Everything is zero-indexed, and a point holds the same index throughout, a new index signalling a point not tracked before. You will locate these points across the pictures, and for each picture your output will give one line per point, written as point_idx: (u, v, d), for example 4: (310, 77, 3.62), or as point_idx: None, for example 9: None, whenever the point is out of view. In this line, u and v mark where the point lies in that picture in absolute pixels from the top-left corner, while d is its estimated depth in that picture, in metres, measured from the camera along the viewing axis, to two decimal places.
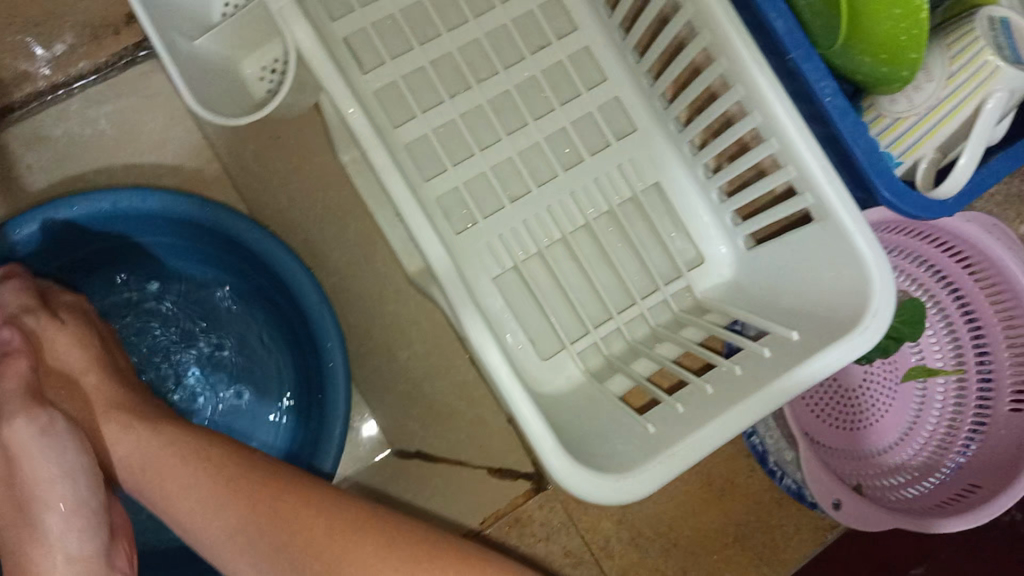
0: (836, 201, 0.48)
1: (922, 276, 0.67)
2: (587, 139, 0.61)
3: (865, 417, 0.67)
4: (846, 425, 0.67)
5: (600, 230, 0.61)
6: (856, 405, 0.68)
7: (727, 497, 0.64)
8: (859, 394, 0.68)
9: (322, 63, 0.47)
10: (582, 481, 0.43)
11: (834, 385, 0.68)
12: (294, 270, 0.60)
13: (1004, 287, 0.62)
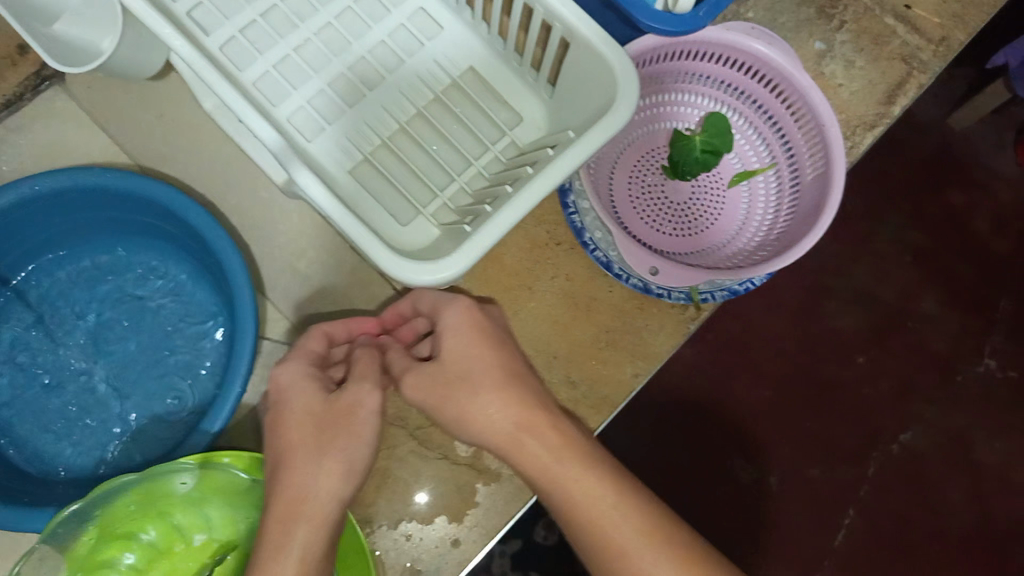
0: (578, 22, 0.60)
1: (719, 93, 0.77)
2: (404, 44, 0.74)
3: (703, 220, 0.78)
4: (688, 231, 0.77)
5: (430, 113, 0.73)
6: (694, 213, 0.78)
7: (589, 310, 0.75)
8: (694, 204, 0.78)
9: (151, 13, 0.60)
10: (411, 272, 0.56)
11: (671, 203, 0.78)
12: (185, 205, 0.72)
13: (777, 76, 0.72)
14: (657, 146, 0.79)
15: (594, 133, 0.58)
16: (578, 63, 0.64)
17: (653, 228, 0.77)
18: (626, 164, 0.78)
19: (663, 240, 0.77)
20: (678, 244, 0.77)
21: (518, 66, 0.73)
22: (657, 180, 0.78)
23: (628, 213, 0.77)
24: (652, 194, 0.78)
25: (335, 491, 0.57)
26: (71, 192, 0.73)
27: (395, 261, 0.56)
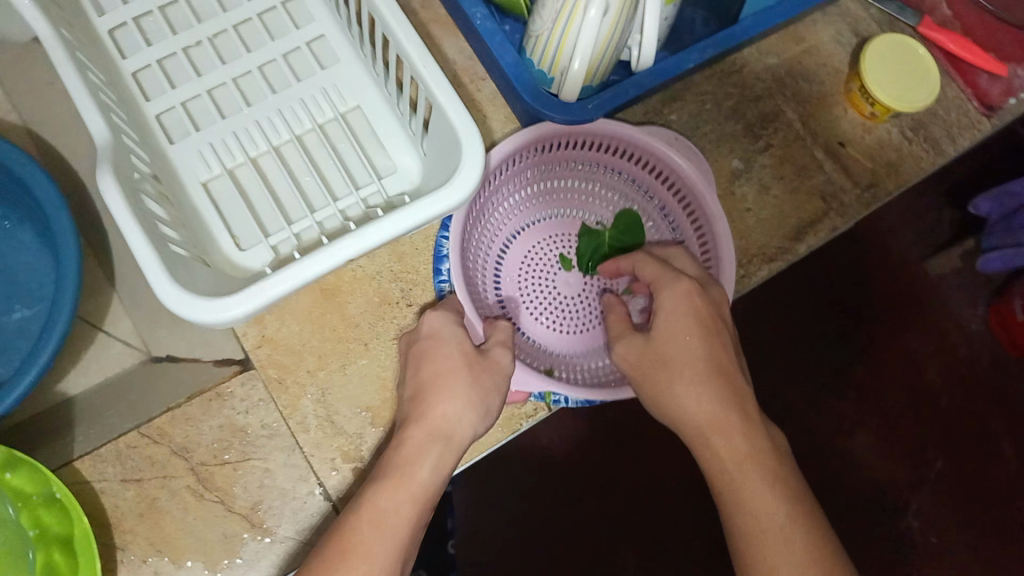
0: (435, 84, 0.57)
1: (632, 193, 0.80)
2: (299, 69, 0.71)
3: (586, 321, 0.79)
4: (569, 329, 0.78)
5: (305, 143, 0.70)
6: (578, 311, 0.79)
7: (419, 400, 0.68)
8: (580, 302, 0.79)
9: None
10: (187, 304, 0.52)
11: (557, 296, 0.79)
12: (32, 173, 0.67)
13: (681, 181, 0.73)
14: (557, 235, 0.81)
15: (421, 200, 0.54)
16: (439, 125, 0.60)
17: (534, 316, 0.78)
18: (522, 245, 0.80)
19: (542, 331, 0.78)
20: (559, 339, 0.78)
21: (403, 115, 0.70)
22: (549, 268, 0.80)
23: (512, 296, 0.78)
24: (540, 282, 0.79)
25: (452, 418, 0.62)
26: None
27: (170, 287, 0.51)
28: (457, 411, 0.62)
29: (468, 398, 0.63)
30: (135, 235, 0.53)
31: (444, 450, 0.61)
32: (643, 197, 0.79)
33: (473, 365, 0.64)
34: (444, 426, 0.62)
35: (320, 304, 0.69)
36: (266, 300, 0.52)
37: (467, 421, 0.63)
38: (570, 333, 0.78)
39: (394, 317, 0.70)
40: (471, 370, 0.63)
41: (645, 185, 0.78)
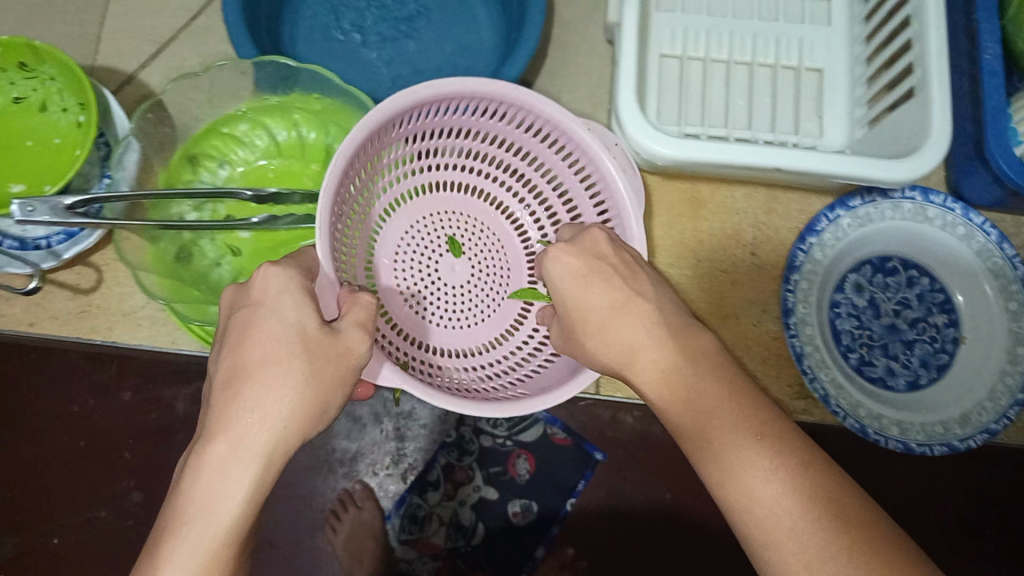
0: (935, 78, 0.59)
1: (475, 142, 0.70)
2: (790, 10, 0.73)
3: (462, 312, 0.73)
4: (441, 321, 0.72)
5: (756, 70, 0.72)
6: (455, 301, 0.73)
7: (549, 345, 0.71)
8: (452, 294, 0.73)
9: None
10: (633, 127, 0.59)
11: (441, 283, 0.73)
12: None
13: (542, 122, 0.65)
14: (440, 208, 0.73)
15: (869, 159, 0.58)
16: (903, 117, 0.62)
17: (403, 304, 0.72)
18: (406, 214, 0.72)
19: (422, 330, 0.72)
20: (437, 338, 0.72)
21: (859, 96, 0.71)
22: (433, 247, 0.73)
23: (392, 293, 0.72)
24: (420, 268, 0.73)
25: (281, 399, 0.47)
26: None
27: (631, 108, 0.59)
28: (280, 412, 0.47)
29: (308, 389, 0.48)
30: (626, 50, 0.61)
31: (280, 448, 0.47)
32: (493, 145, 0.71)
33: (320, 349, 0.49)
34: (266, 421, 0.46)
35: (689, 207, 0.73)
36: (695, 156, 0.59)
37: (312, 418, 0.48)
38: (440, 325, 0.72)
39: (735, 255, 0.73)
40: (314, 357, 0.49)
41: (527, 150, 0.70)
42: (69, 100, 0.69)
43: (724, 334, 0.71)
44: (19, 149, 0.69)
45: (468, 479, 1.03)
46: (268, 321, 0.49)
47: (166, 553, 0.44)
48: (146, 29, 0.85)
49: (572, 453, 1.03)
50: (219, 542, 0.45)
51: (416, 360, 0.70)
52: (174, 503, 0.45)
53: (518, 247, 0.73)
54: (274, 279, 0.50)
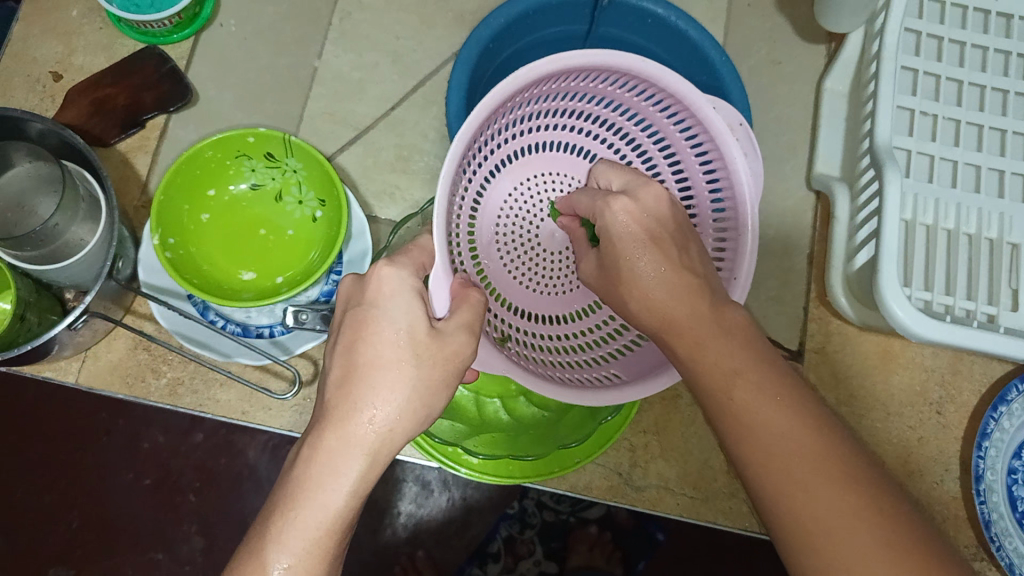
0: None
1: (600, 110, 0.66)
2: (988, 185, 0.78)
3: (559, 277, 0.68)
4: (535, 285, 0.67)
5: (956, 238, 0.76)
6: (553, 268, 0.68)
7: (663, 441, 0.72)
8: (550, 260, 0.68)
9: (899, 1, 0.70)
10: (892, 297, 0.61)
11: (540, 247, 0.68)
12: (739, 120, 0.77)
13: (676, 103, 0.59)
14: (542, 169, 0.68)
15: None
16: None
17: (500, 265, 0.67)
18: (509, 177, 0.68)
19: (518, 294, 0.67)
20: (534, 303, 0.67)
21: None
22: (532, 209, 0.68)
23: (496, 273, 0.67)
24: (521, 227, 0.68)
25: (393, 399, 0.44)
26: (688, 41, 0.79)
27: (892, 281, 0.61)
28: (389, 414, 0.44)
29: (416, 397, 0.45)
30: (887, 219, 0.63)
31: (385, 449, 0.44)
32: (614, 114, 0.66)
33: (429, 357, 0.45)
34: (375, 422, 0.44)
35: (880, 360, 0.76)
36: (947, 338, 0.61)
37: (416, 420, 0.45)
38: (538, 290, 0.67)
39: (921, 413, 0.75)
40: (423, 363, 0.45)
41: (653, 125, 0.64)
42: (306, 196, 0.71)
43: (911, 488, 0.73)
44: (250, 235, 0.71)
45: (530, 552, 0.95)
46: (381, 328, 0.45)
47: (264, 550, 0.42)
48: (347, 114, 0.81)
49: (633, 535, 0.93)
50: (314, 540, 0.42)
51: (514, 329, 0.65)
52: (275, 500, 0.43)
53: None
54: (375, 279, 0.47)
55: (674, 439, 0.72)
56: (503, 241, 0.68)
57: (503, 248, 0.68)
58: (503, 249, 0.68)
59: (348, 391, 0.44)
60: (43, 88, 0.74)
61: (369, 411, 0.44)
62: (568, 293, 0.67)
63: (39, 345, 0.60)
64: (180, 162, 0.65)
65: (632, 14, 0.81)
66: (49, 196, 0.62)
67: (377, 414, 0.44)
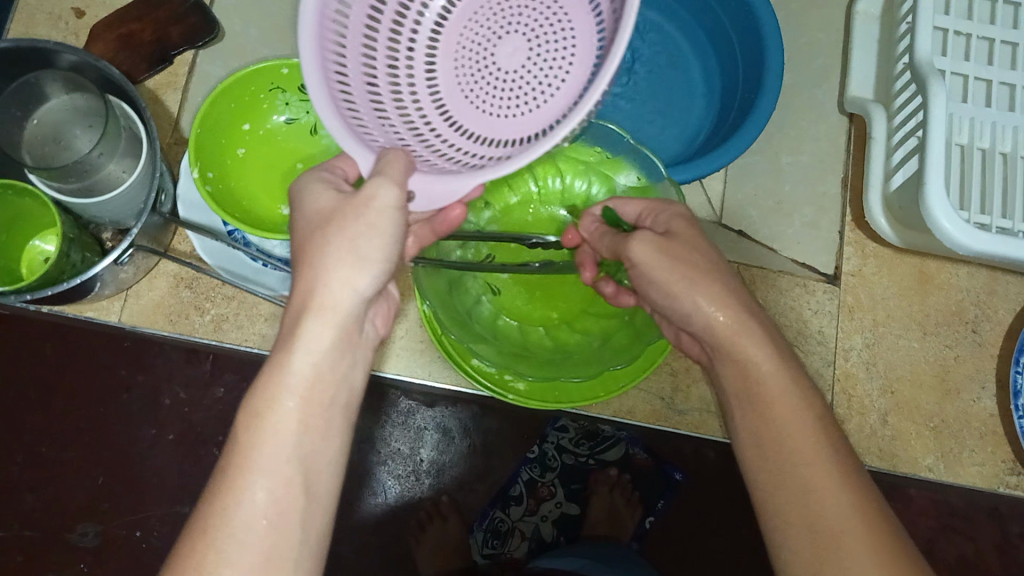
0: None
1: None
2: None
3: (529, 93, 0.53)
4: (504, 112, 0.54)
5: (993, 158, 0.75)
6: (513, 88, 0.54)
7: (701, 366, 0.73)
8: (509, 78, 0.54)
9: None
10: (937, 209, 0.61)
11: (498, 73, 0.54)
12: (771, 50, 0.77)
13: None
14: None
15: None
16: None
17: (466, 104, 0.54)
18: (456, 19, 0.55)
19: (483, 125, 0.54)
20: (502, 130, 0.54)
21: None
22: (488, 33, 0.55)
23: (466, 116, 0.54)
24: (473, 64, 0.55)
25: (340, 266, 0.47)
26: None
27: (938, 194, 0.61)
28: (340, 279, 0.47)
29: (354, 257, 0.47)
30: (931, 134, 0.63)
31: (347, 306, 0.47)
32: None
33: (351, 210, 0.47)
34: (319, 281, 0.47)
35: (916, 281, 0.76)
36: (994, 250, 0.61)
37: (350, 270, 0.47)
38: (509, 117, 0.54)
39: (958, 331, 0.76)
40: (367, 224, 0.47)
41: None
42: None
43: (946, 406, 0.74)
44: (288, 169, 0.71)
45: (550, 494, 0.96)
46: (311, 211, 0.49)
47: (260, 430, 0.44)
48: None
49: (653, 476, 0.93)
50: (307, 406, 0.46)
51: (484, 159, 0.52)
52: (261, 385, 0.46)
53: (587, 31, 0.52)
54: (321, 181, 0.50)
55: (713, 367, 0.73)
56: (462, 83, 0.55)
57: (464, 86, 0.54)
58: (465, 90, 0.55)
59: (314, 270, 0.47)
60: (66, 25, 0.73)
61: (315, 270, 0.47)
62: (540, 108, 0.53)
63: (85, 280, 0.60)
64: (217, 94, 0.65)
65: None
66: (87, 131, 0.62)
67: (319, 273, 0.47)
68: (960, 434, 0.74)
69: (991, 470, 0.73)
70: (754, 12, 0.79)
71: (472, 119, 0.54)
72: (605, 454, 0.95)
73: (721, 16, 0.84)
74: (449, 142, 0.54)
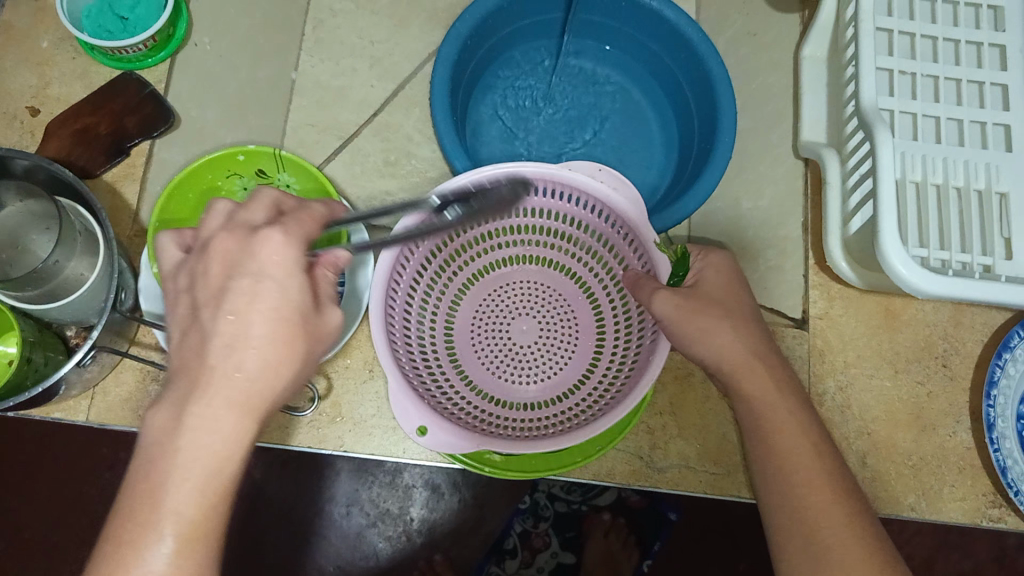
0: None
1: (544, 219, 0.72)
2: (971, 137, 0.79)
3: (533, 366, 0.72)
4: (513, 377, 0.72)
5: (947, 191, 0.77)
6: (526, 359, 0.72)
7: (675, 420, 0.72)
8: (526, 351, 0.72)
9: None
10: (892, 254, 0.62)
11: (513, 347, 0.72)
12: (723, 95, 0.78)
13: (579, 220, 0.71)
14: (513, 284, 0.74)
15: None
16: None
17: (476, 361, 0.72)
18: (480, 291, 0.73)
19: (499, 388, 0.71)
20: (498, 390, 0.71)
21: None
22: (503, 316, 0.73)
23: (478, 376, 0.71)
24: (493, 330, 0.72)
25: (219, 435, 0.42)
26: (669, 24, 0.82)
27: (893, 238, 0.62)
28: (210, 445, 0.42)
29: (281, 359, 0.44)
30: (883, 179, 0.64)
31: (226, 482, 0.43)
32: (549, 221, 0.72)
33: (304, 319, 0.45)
34: (236, 374, 0.43)
35: (883, 318, 0.77)
36: (952, 291, 0.62)
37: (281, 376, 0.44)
38: (519, 382, 0.71)
39: (928, 367, 0.76)
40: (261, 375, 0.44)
41: (591, 227, 0.70)
42: (301, 209, 0.71)
43: (923, 442, 0.74)
44: None
45: (545, 542, 0.91)
46: (245, 281, 0.44)
47: (142, 529, 0.40)
48: (330, 122, 0.85)
49: (645, 515, 0.88)
50: (195, 500, 0.41)
51: (484, 412, 0.69)
52: (135, 474, 0.42)
53: (585, 318, 0.73)
54: (254, 236, 0.45)
55: (690, 418, 0.73)
56: (477, 349, 0.72)
57: (479, 353, 0.72)
58: (479, 356, 0.72)
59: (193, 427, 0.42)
60: (21, 123, 0.73)
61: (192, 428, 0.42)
62: (545, 378, 0.72)
63: (49, 386, 0.59)
64: (173, 186, 0.65)
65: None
66: (43, 234, 0.62)
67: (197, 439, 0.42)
68: (938, 470, 0.74)
69: (973, 504, 0.73)
70: (704, 62, 0.80)
71: (484, 380, 0.71)
72: (600, 498, 0.91)
73: (674, 67, 0.85)
74: (462, 391, 0.70)
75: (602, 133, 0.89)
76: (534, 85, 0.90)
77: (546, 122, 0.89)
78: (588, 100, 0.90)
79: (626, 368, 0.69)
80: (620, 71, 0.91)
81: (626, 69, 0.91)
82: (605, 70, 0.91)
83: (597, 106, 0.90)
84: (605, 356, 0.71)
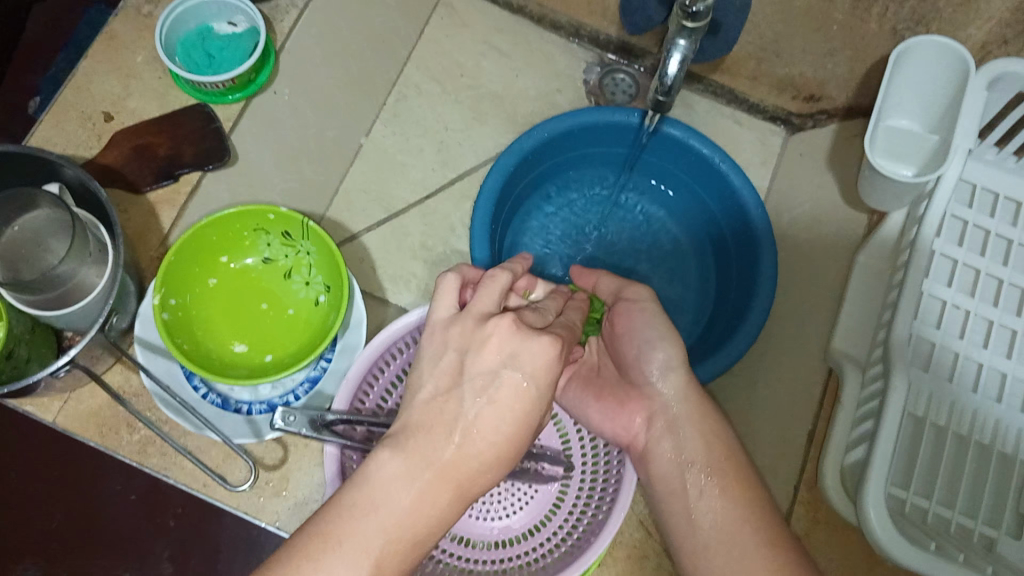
0: None
1: None
2: (1014, 394, 0.74)
3: (494, 505, 0.71)
4: (472, 512, 0.70)
5: (969, 445, 0.71)
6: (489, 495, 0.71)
7: None
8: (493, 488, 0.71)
9: (938, 203, 0.70)
10: (871, 508, 0.59)
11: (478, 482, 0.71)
12: (764, 275, 0.77)
13: None
14: None
15: None
16: None
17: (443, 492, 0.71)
18: None
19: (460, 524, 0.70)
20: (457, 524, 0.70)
21: None
22: None
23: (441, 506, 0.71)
24: None
25: (410, 493, 0.45)
26: (730, 190, 0.81)
27: (876, 492, 0.59)
28: (406, 495, 0.45)
29: (508, 437, 0.48)
30: (887, 428, 0.61)
31: (419, 539, 0.45)
32: None
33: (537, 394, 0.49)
34: (467, 443, 0.47)
35: None
36: (927, 568, 0.58)
37: (502, 461, 0.48)
38: (478, 520, 0.70)
39: None
40: (505, 432, 0.48)
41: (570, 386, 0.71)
42: (313, 278, 0.72)
43: None
44: (252, 307, 0.72)
45: None
46: (512, 374, 0.48)
47: (329, 551, 0.42)
48: (383, 195, 0.90)
49: None
50: (391, 544, 0.44)
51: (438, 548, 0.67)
52: (349, 499, 0.45)
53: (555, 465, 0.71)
54: (511, 327, 0.49)
55: None
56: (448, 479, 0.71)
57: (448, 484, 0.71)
58: None
59: (413, 473, 0.45)
60: (92, 126, 0.77)
61: (390, 467, 0.45)
62: (507, 520, 0.70)
63: (19, 386, 0.59)
64: (195, 229, 0.67)
65: (681, 149, 0.83)
66: (62, 241, 0.64)
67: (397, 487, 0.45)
68: None
69: None
70: (754, 235, 0.79)
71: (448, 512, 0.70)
72: None
73: (726, 232, 0.84)
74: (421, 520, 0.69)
75: (641, 277, 0.89)
76: (587, 212, 0.91)
77: (589, 251, 0.89)
78: (636, 240, 0.90)
79: (590, 513, 0.66)
80: (676, 219, 0.90)
81: (678, 216, 0.91)
82: (662, 214, 0.91)
83: (642, 248, 0.90)
84: (571, 499, 0.69)
